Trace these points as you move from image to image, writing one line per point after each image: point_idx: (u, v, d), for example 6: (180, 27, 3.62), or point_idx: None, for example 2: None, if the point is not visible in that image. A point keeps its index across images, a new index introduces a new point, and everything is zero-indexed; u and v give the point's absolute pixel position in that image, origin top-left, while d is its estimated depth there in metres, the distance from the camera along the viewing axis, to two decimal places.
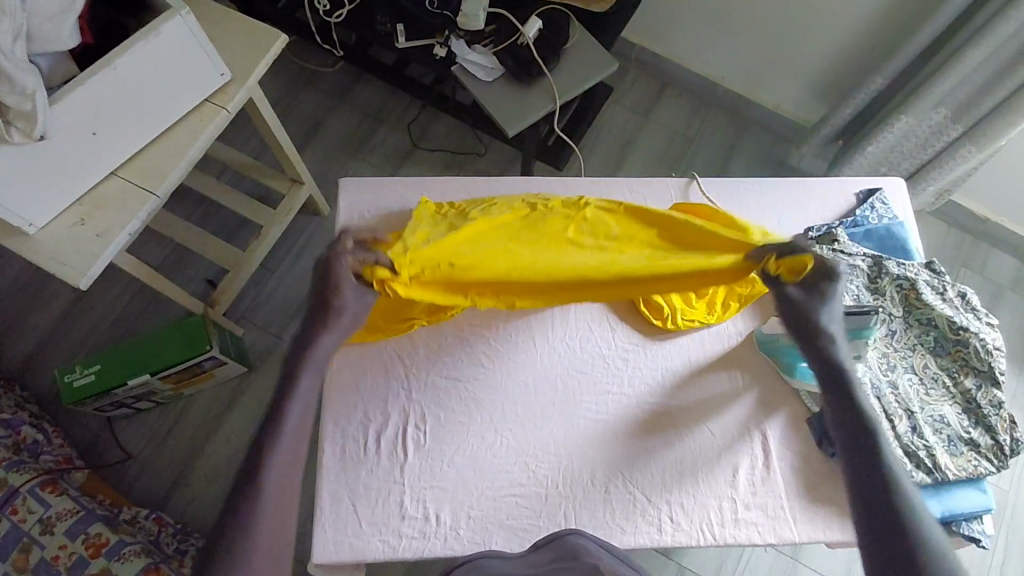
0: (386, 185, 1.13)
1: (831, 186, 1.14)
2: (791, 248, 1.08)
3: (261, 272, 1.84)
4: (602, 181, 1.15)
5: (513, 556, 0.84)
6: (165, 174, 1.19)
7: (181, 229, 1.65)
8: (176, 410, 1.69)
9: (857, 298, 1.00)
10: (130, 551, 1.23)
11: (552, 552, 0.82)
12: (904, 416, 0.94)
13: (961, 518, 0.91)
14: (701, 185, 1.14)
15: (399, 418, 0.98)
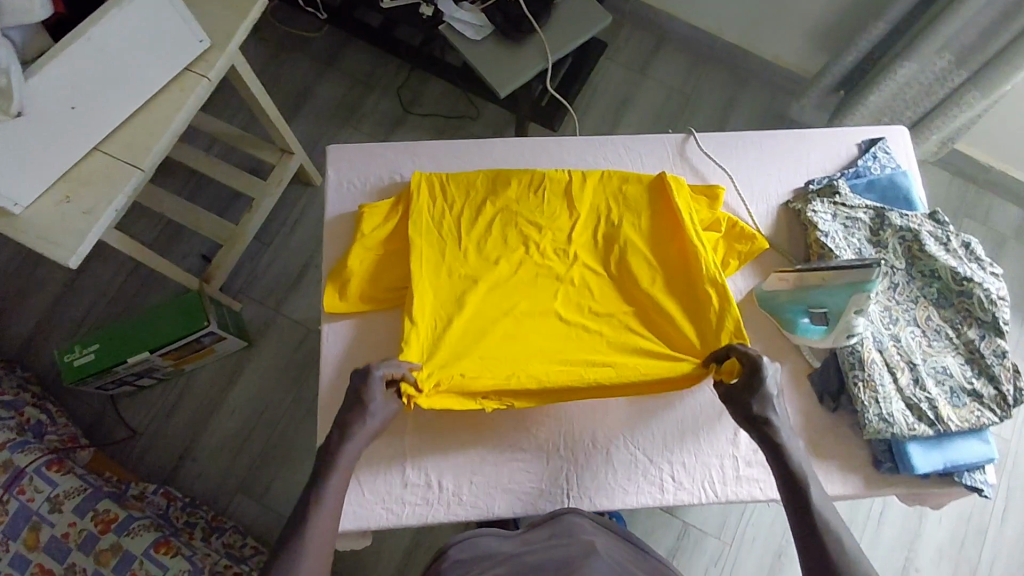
0: (376, 150, 1.10)
1: (832, 137, 1.11)
2: (792, 203, 1.05)
3: (255, 245, 1.82)
4: (598, 139, 1.12)
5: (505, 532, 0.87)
6: (148, 147, 1.16)
7: (172, 203, 1.62)
8: (178, 385, 1.70)
9: (858, 251, 0.98)
10: (140, 525, 1.25)
11: (549, 530, 0.85)
12: (906, 368, 0.93)
13: (963, 469, 0.91)
14: (699, 141, 1.11)
15: None
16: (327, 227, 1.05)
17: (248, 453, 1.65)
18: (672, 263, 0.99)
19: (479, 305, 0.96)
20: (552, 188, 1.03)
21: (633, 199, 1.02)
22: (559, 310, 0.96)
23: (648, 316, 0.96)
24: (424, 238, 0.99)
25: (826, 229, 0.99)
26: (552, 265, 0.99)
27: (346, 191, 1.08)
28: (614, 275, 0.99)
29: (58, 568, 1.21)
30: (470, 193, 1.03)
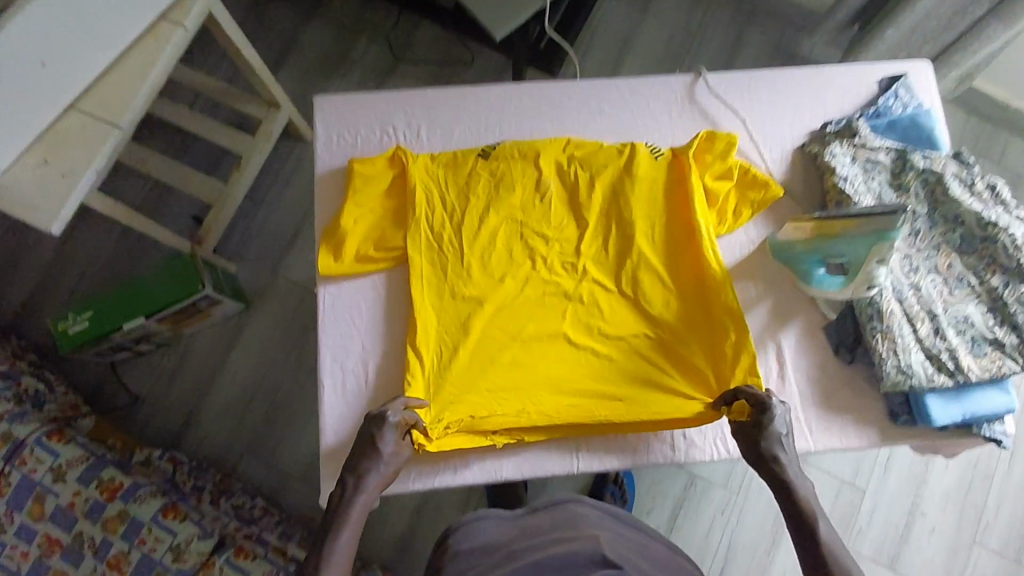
0: (365, 99, 1.03)
1: (849, 74, 1.04)
2: (808, 145, 1.00)
3: (247, 204, 1.76)
4: (602, 82, 1.05)
5: (511, 514, 0.85)
6: (125, 104, 1.09)
7: (158, 163, 1.56)
8: (178, 350, 1.67)
9: (878, 196, 0.93)
10: (145, 492, 1.26)
11: (550, 518, 0.81)
12: (926, 318, 0.90)
13: (983, 420, 0.88)
14: (709, 82, 1.04)
15: (399, 348, 0.94)
16: (318, 184, 1.00)
17: (252, 416, 1.64)
18: (687, 279, 0.93)
19: (485, 329, 0.92)
20: (560, 194, 0.96)
21: (647, 205, 0.95)
22: (568, 332, 0.92)
23: (661, 337, 0.92)
24: (424, 252, 0.94)
25: (844, 173, 0.94)
26: (560, 283, 0.93)
27: (335, 146, 1.01)
28: (625, 293, 0.93)
29: (65, 536, 1.22)
30: (470, 196, 0.96)
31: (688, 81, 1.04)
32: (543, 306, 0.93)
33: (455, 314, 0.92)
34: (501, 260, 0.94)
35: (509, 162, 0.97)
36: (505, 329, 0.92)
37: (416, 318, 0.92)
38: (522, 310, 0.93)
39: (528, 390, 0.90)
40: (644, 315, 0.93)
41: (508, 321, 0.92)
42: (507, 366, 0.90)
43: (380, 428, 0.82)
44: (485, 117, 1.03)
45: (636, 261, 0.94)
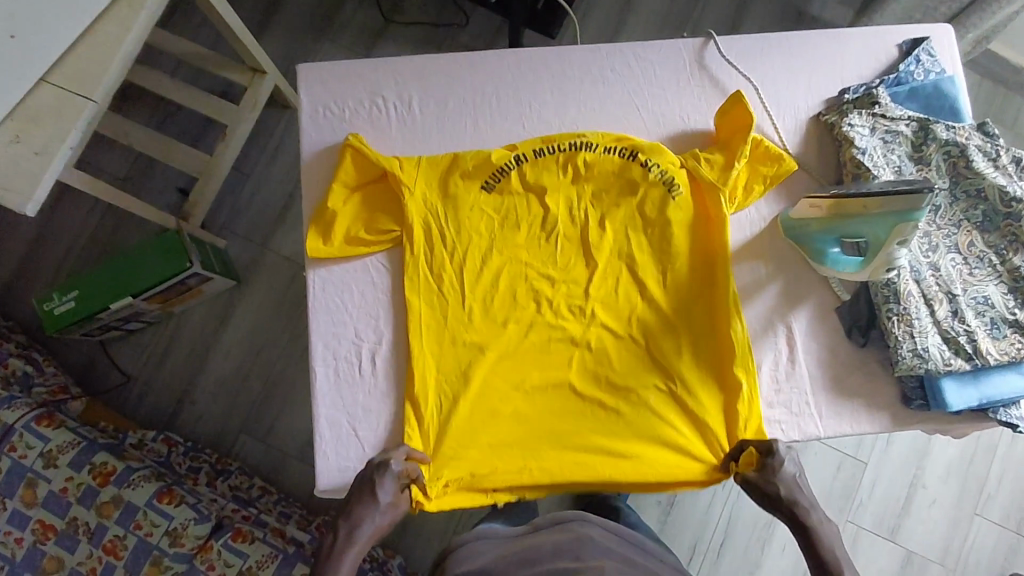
0: (353, 68, 0.96)
1: (868, 36, 0.98)
2: (824, 115, 0.94)
3: (235, 177, 1.70)
4: (606, 47, 0.97)
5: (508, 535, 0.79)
6: (99, 75, 1.02)
7: (140, 136, 1.49)
8: (169, 328, 1.63)
9: (897, 170, 0.88)
10: (139, 476, 1.23)
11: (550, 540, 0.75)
12: (944, 299, 0.86)
13: (1000, 405, 0.85)
14: (719, 45, 0.97)
15: (394, 334, 0.90)
16: (304, 161, 0.94)
17: (247, 394, 1.62)
18: (706, 326, 0.86)
19: (486, 380, 0.85)
20: (570, 230, 0.87)
21: (665, 243, 0.86)
22: (575, 383, 0.85)
23: (677, 390, 0.84)
24: (423, 293, 0.87)
25: (862, 145, 0.88)
26: (567, 329, 0.85)
27: (322, 119, 0.95)
28: (638, 339, 0.86)
29: (60, 523, 1.21)
30: (471, 230, 0.87)
31: (699, 43, 0.97)
32: (551, 356, 0.85)
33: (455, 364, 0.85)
34: (505, 304, 0.86)
35: (514, 191, 0.87)
36: (509, 381, 0.85)
37: (412, 368, 0.85)
38: (528, 361, 0.85)
39: (533, 450, 0.83)
40: (659, 366, 0.85)
41: (511, 371, 0.85)
42: (509, 422, 0.84)
43: (379, 474, 0.77)
44: (481, 86, 0.96)
45: (650, 307, 0.86)
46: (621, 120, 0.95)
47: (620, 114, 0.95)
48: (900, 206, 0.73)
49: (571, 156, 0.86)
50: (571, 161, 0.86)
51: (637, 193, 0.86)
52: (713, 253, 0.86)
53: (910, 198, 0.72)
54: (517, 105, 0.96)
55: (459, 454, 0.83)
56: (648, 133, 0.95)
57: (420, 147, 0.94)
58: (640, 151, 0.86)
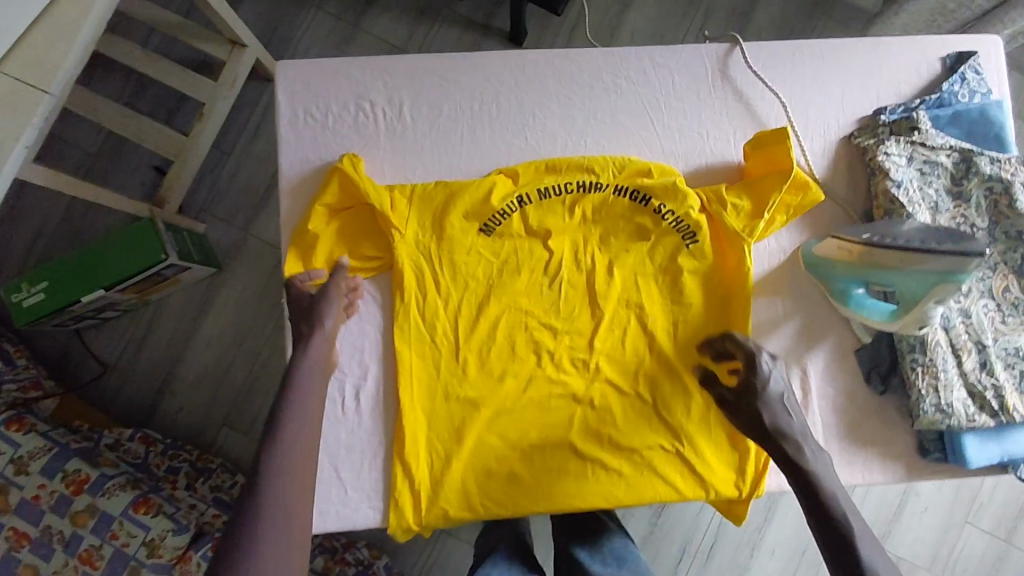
0: (336, 67, 0.85)
1: (908, 45, 0.88)
2: (856, 137, 0.85)
3: (214, 155, 1.59)
4: (621, 50, 0.87)
5: None
6: (56, 65, 0.91)
7: (109, 112, 1.37)
8: (146, 316, 1.55)
9: (934, 206, 0.80)
10: (114, 486, 1.19)
11: None
12: (973, 350, 0.80)
13: (1020, 461, 0.81)
14: (746, 52, 0.87)
15: (381, 370, 0.83)
16: (282, 172, 0.84)
17: (229, 387, 1.55)
18: (710, 381, 0.84)
19: (482, 438, 0.83)
20: (574, 281, 0.84)
21: (671, 296, 0.84)
22: (575, 441, 0.83)
23: (679, 449, 0.83)
24: (415, 344, 0.83)
25: (898, 177, 0.80)
26: (568, 383, 0.84)
27: (301, 125, 0.84)
28: (641, 396, 0.84)
29: (34, 531, 1.17)
30: (468, 279, 0.83)
31: (725, 48, 0.87)
32: (549, 411, 0.83)
33: (448, 417, 0.83)
34: (503, 355, 0.84)
35: (515, 239, 0.83)
36: (504, 434, 0.83)
37: (404, 425, 0.82)
38: (524, 415, 0.83)
39: (528, 506, 0.82)
40: (660, 422, 0.84)
41: (507, 424, 0.83)
42: (505, 477, 0.82)
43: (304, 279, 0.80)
44: (479, 90, 0.86)
45: (655, 361, 0.84)
46: (636, 139, 0.86)
47: (634, 130, 0.86)
48: (943, 267, 0.66)
49: (576, 202, 0.83)
50: (575, 207, 0.83)
51: (645, 241, 0.83)
52: (720, 308, 0.84)
53: (955, 259, 0.65)
54: (519, 116, 0.86)
55: (451, 512, 0.82)
56: (664, 154, 0.86)
57: (411, 161, 0.85)
58: (650, 199, 0.83)
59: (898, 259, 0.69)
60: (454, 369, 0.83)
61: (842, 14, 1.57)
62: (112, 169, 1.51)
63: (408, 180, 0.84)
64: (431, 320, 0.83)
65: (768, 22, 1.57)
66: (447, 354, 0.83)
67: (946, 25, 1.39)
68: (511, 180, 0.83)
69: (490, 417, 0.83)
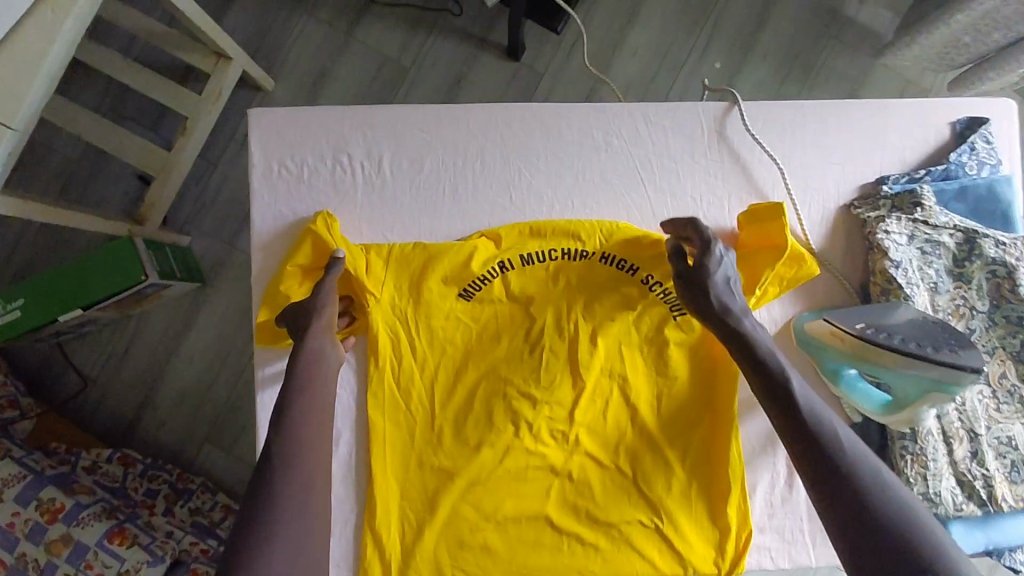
0: (313, 117, 0.81)
1: (916, 109, 0.84)
2: (856, 209, 0.81)
3: (200, 165, 1.51)
4: (613, 107, 0.83)
5: None
6: (20, 97, 0.82)
7: (89, 123, 1.32)
8: (128, 329, 1.50)
9: (933, 287, 0.77)
10: (89, 515, 1.18)
11: None
12: (964, 438, 0.77)
13: (1006, 551, 0.79)
14: (744, 112, 0.83)
15: (354, 437, 0.82)
16: (255, 226, 0.81)
17: (213, 402, 1.49)
18: (692, 457, 0.81)
19: (456, 509, 0.80)
20: (556, 349, 0.81)
21: (657, 367, 0.81)
22: (550, 514, 0.81)
23: (658, 525, 0.81)
24: (388, 411, 0.81)
25: (898, 257, 0.76)
26: (546, 455, 0.81)
27: (276, 177, 0.81)
28: (621, 470, 0.82)
29: (8, 557, 1.15)
30: (445, 346, 0.80)
31: (725, 107, 0.83)
32: (525, 482, 0.81)
33: (422, 486, 0.80)
34: (480, 424, 0.81)
35: (496, 305, 0.81)
36: (479, 505, 0.80)
37: (376, 494, 0.80)
38: (499, 486, 0.81)
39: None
40: (640, 497, 0.81)
41: (482, 494, 0.80)
42: (478, 550, 0.80)
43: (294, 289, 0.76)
44: (463, 145, 0.82)
45: (637, 435, 0.82)
46: (626, 201, 0.82)
47: (624, 192, 0.82)
48: (940, 377, 0.64)
49: (560, 270, 0.80)
50: (559, 275, 0.80)
51: (630, 313, 0.80)
52: (704, 383, 0.82)
53: (953, 371, 0.64)
54: (504, 174, 0.82)
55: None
56: (655, 219, 0.82)
57: (389, 219, 0.81)
58: (637, 269, 0.80)
59: (890, 358, 0.67)
60: (430, 439, 0.81)
61: (853, 35, 1.49)
62: (92, 178, 1.44)
63: (385, 239, 0.81)
64: (406, 387, 0.81)
65: (778, 40, 1.49)
66: (422, 422, 0.81)
67: (960, 57, 1.32)
68: (493, 244, 0.80)
69: (466, 488, 0.80)
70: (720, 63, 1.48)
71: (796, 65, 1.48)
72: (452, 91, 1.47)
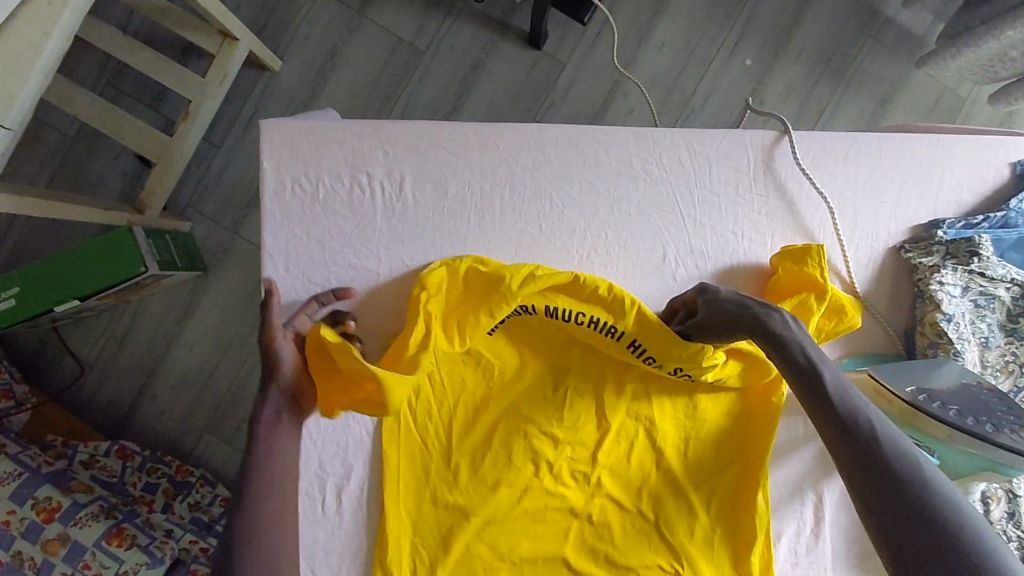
0: (334, 133, 0.77)
1: (975, 146, 0.79)
2: (907, 252, 0.76)
3: (201, 148, 1.41)
4: (654, 132, 0.78)
5: None
6: (13, 94, 0.73)
7: (86, 102, 1.24)
8: (126, 315, 1.42)
9: (984, 341, 0.73)
10: (86, 515, 1.15)
11: None
12: (1003, 498, 0.74)
13: None
14: (795, 143, 0.78)
15: (366, 468, 0.78)
16: (267, 244, 0.77)
17: (213, 394, 1.42)
18: (719, 504, 0.77)
19: (470, 549, 0.76)
20: (580, 388, 0.79)
21: (684, 412, 0.78)
22: (568, 556, 0.77)
23: (678, 569, 0.77)
24: (403, 445, 0.77)
25: (951, 310, 0.72)
26: (566, 496, 0.78)
27: (290, 196, 0.77)
28: (643, 513, 0.78)
29: (4, 555, 1.13)
30: (465, 380, 0.77)
31: (776, 135, 0.78)
32: (544, 521, 0.77)
33: (435, 524, 0.76)
34: (499, 461, 0.77)
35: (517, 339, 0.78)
36: (494, 546, 0.76)
37: (387, 531, 0.76)
38: (515, 526, 0.77)
39: None
40: (663, 544, 0.77)
41: (498, 534, 0.77)
42: None
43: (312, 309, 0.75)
44: (494, 168, 0.78)
45: (661, 479, 0.78)
46: (663, 233, 0.78)
47: (661, 223, 0.78)
48: (996, 459, 0.63)
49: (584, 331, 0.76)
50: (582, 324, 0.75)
51: None
52: (733, 429, 0.78)
53: (1013, 457, 0.62)
54: (536, 201, 0.78)
55: None
56: (693, 255, 0.78)
57: (413, 245, 0.77)
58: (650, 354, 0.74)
59: (946, 435, 0.65)
60: (446, 476, 0.77)
61: (892, 38, 1.36)
62: (89, 158, 1.36)
63: (408, 265, 0.78)
64: (421, 422, 0.77)
65: (819, 32, 1.36)
66: (438, 458, 0.77)
67: (1003, 72, 1.20)
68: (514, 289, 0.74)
69: (481, 527, 0.76)
70: (752, 61, 1.35)
71: (829, 66, 1.36)
72: (468, 80, 1.36)
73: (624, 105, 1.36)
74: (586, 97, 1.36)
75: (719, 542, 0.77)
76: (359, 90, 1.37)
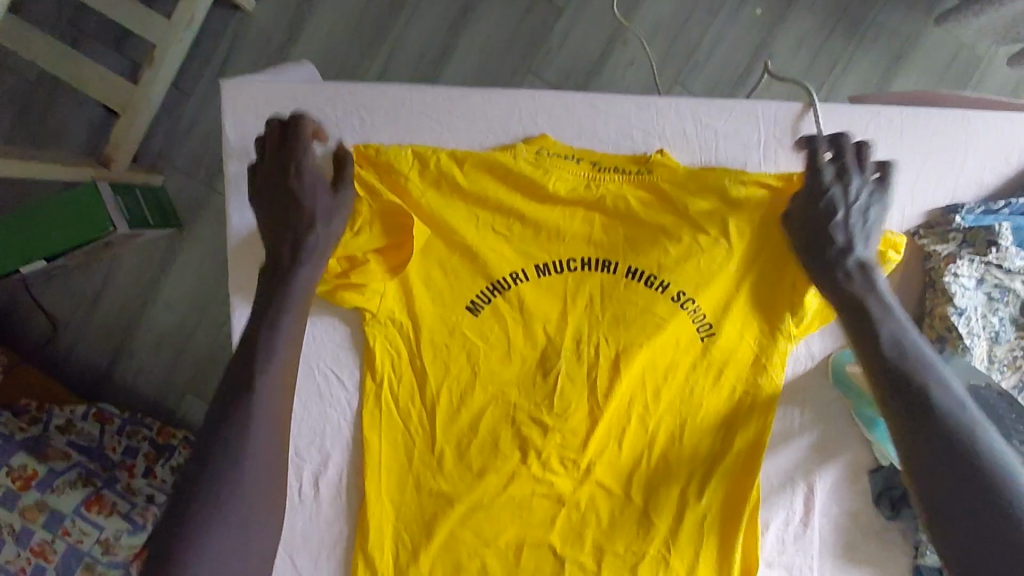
0: (306, 98, 0.74)
1: (1002, 121, 0.74)
2: (922, 238, 0.72)
3: (170, 95, 1.31)
4: (658, 102, 0.74)
5: None
6: None
7: (41, 45, 1.14)
8: (99, 273, 1.36)
9: (994, 337, 0.70)
10: (64, 483, 1.14)
11: None
12: None
13: None
14: (813, 119, 0.73)
15: (344, 456, 0.77)
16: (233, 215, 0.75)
17: (192, 354, 1.36)
18: (708, 491, 0.74)
19: (454, 536, 0.74)
20: (573, 373, 0.74)
21: (678, 396, 0.74)
22: (554, 541, 0.75)
23: (665, 554, 0.74)
24: (385, 431, 0.75)
25: (963, 304, 0.68)
26: (555, 484, 0.75)
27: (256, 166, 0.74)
28: (631, 499, 0.75)
29: None
30: (448, 362, 0.74)
31: (793, 110, 0.73)
32: (531, 508, 0.75)
33: (414, 506, 0.74)
34: (485, 445, 0.75)
35: (505, 321, 0.74)
36: (477, 528, 0.74)
37: (367, 515, 0.75)
38: (501, 509, 0.75)
39: None
40: (651, 531, 0.75)
41: (482, 518, 0.74)
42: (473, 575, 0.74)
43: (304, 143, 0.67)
44: (479, 139, 0.75)
45: (652, 464, 0.75)
46: None
47: None
48: None
49: (581, 290, 0.73)
50: (580, 292, 0.73)
51: (662, 332, 0.73)
52: (729, 416, 0.74)
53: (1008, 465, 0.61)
54: None
55: None
56: None
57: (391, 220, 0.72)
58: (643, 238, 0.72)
59: None
60: (429, 458, 0.74)
61: None
62: (51, 105, 1.27)
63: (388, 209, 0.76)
64: (403, 399, 0.75)
65: None
66: (421, 441, 0.75)
67: None
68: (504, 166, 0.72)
69: (465, 511, 0.74)
70: (761, 10, 1.25)
71: (844, 17, 1.26)
72: (457, 26, 1.26)
73: (624, 56, 1.26)
74: (584, 46, 1.26)
75: (710, 529, 0.74)
76: (338, 35, 1.27)
